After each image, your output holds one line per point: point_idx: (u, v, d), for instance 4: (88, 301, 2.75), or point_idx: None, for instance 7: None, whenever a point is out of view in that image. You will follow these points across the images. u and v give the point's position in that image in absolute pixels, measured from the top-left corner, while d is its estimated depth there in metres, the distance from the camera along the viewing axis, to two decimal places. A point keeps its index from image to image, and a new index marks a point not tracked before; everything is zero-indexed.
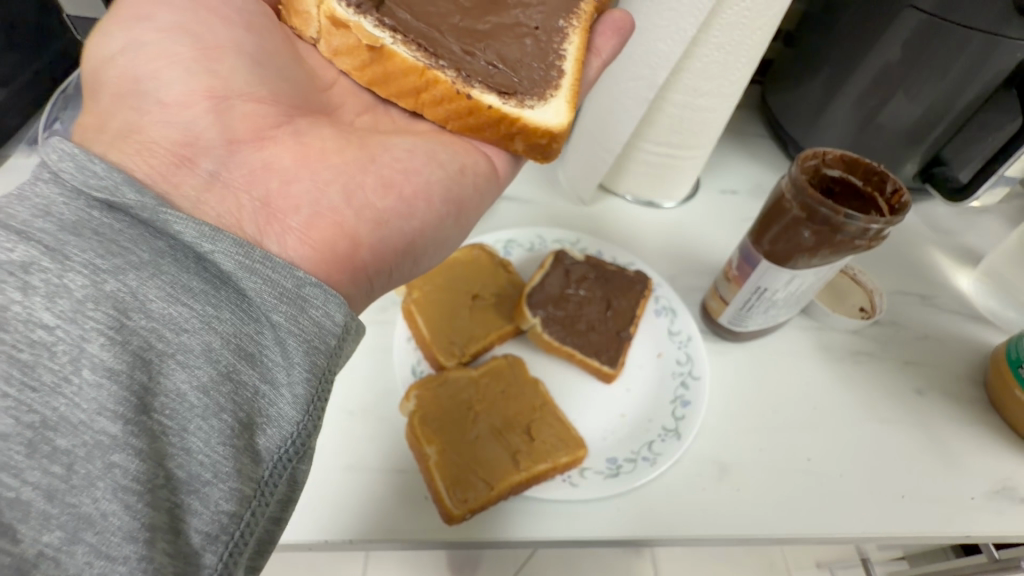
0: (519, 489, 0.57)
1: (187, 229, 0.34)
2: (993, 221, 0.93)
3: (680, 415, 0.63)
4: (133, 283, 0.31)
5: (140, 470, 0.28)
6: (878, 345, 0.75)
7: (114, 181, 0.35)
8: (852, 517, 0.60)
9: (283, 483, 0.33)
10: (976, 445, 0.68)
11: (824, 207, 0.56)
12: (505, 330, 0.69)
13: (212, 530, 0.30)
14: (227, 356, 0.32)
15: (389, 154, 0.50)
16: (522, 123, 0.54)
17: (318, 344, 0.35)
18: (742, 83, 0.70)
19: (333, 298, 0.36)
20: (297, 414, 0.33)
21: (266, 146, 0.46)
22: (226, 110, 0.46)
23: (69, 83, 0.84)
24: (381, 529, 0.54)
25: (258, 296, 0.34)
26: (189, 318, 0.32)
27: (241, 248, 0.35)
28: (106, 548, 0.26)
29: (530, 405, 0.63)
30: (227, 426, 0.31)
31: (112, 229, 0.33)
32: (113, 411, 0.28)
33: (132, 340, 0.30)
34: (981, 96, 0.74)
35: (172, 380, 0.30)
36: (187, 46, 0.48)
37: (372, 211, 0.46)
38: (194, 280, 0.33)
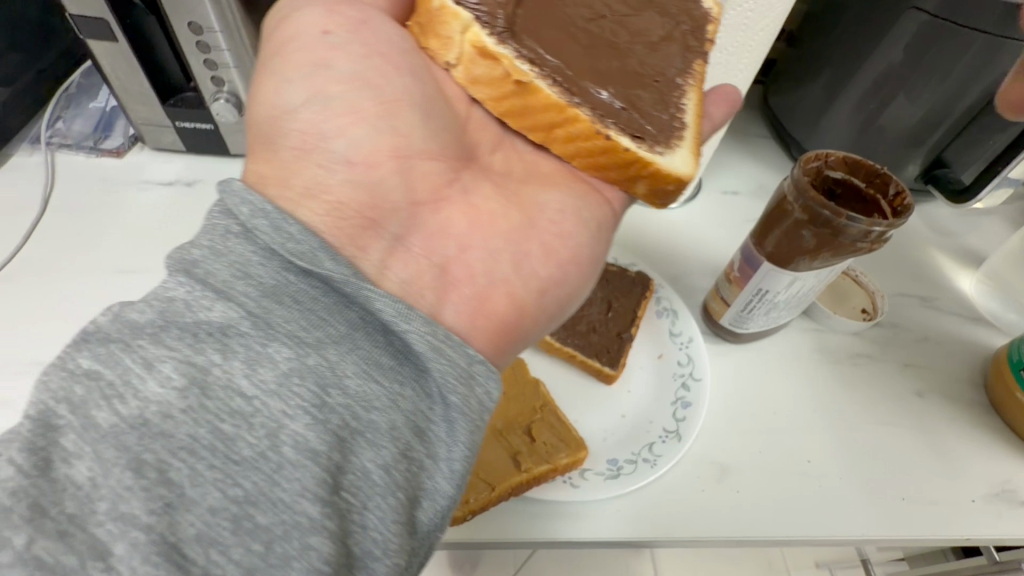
0: (519, 491, 0.57)
1: (386, 307, 0.40)
2: (995, 223, 0.93)
3: (680, 417, 0.63)
4: (332, 359, 0.37)
5: (332, 552, 0.32)
6: (878, 347, 0.75)
7: (310, 245, 0.41)
8: (850, 520, 0.60)
9: (427, 552, 0.37)
10: (975, 448, 0.68)
11: (826, 210, 0.56)
12: None
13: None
14: (406, 434, 0.37)
15: (542, 216, 0.56)
16: (654, 169, 0.53)
17: (478, 424, 0.39)
18: (744, 84, 0.70)
19: (493, 376, 0.41)
20: (452, 489, 0.38)
21: (441, 206, 0.54)
22: (408, 170, 0.52)
23: (71, 83, 0.85)
24: None
25: (440, 374, 0.39)
26: (380, 396, 0.37)
27: (430, 328, 0.40)
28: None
29: (531, 407, 0.63)
30: (399, 502, 0.35)
31: (308, 295, 0.39)
32: (313, 493, 0.33)
33: (331, 419, 0.35)
34: (984, 98, 0.73)
35: (360, 458, 0.35)
36: (370, 100, 0.51)
37: (533, 281, 0.52)
38: (384, 357, 0.39)
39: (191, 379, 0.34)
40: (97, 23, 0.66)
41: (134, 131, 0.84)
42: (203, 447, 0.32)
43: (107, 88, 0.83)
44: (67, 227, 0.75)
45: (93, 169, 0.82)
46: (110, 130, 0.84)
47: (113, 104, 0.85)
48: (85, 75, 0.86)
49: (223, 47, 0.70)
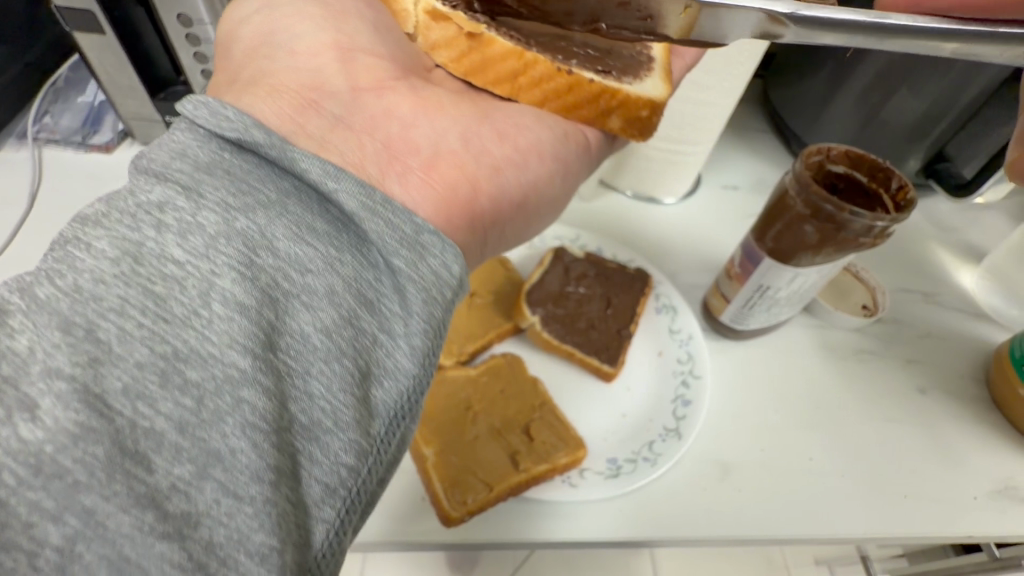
0: (518, 491, 0.56)
1: (313, 167, 0.36)
2: (996, 217, 0.92)
3: (681, 415, 0.62)
4: (261, 223, 0.33)
5: (267, 409, 0.29)
6: (880, 343, 0.75)
7: (245, 125, 0.36)
8: (854, 518, 0.60)
9: (395, 444, 0.34)
10: (977, 443, 0.67)
11: (828, 205, 0.55)
12: (504, 329, 0.68)
13: (331, 482, 0.30)
14: (349, 301, 0.33)
15: (500, 118, 0.52)
16: (622, 96, 0.52)
17: (434, 293, 0.36)
18: (744, 78, 0.69)
19: (448, 247, 0.37)
20: (413, 366, 0.34)
21: (386, 93, 0.48)
22: (351, 61, 0.49)
23: (58, 77, 0.83)
24: (378, 533, 0.53)
25: (379, 238, 0.35)
26: (313, 259, 0.34)
27: (363, 190, 0.36)
28: (235, 486, 0.27)
29: (528, 405, 0.62)
30: (348, 371, 0.32)
31: (241, 168, 0.35)
32: (244, 345, 0.29)
33: (261, 277, 0.32)
34: (986, 91, 0.72)
35: (297, 320, 0.32)
36: (317, 8, 0.52)
37: (486, 159, 0.49)
38: (318, 222, 0.35)
39: (124, 250, 0.29)
40: (84, 14, 0.64)
41: (122, 124, 0.82)
42: (134, 308, 0.28)
43: (95, 83, 0.82)
44: (49, 228, 0.73)
45: (82, 165, 0.80)
46: (98, 125, 0.82)
47: (102, 99, 0.84)
48: (72, 69, 0.84)
49: (213, 38, 0.69)
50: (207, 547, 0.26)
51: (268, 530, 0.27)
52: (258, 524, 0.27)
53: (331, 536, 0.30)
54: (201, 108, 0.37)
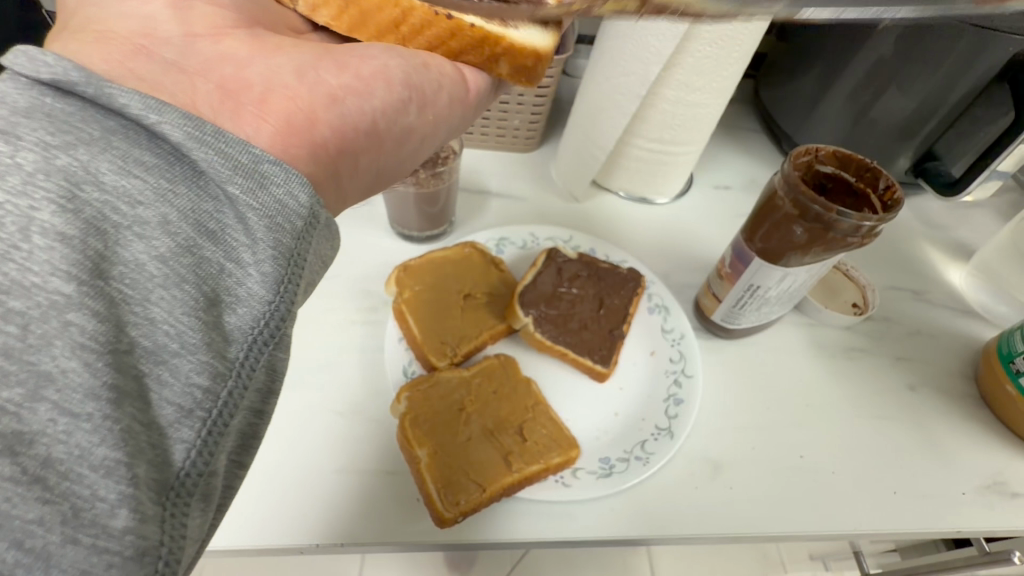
0: (511, 491, 0.56)
1: (132, 102, 0.30)
2: (986, 215, 0.93)
3: (673, 414, 0.63)
4: (85, 158, 0.28)
5: (98, 332, 0.25)
6: (870, 341, 0.75)
7: (65, 68, 0.30)
8: (844, 515, 0.60)
9: (261, 371, 0.30)
10: (966, 440, 0.68)
11: (815, 205, 0.56)
12: (497, 330, 0.68)
13: (185, 404, 0.27)
14: (187, 230, 0.29)
15: (361, 56, 0.44)
16: (507, 44, 0.47)
17: (281, 222, 0.30)
18: (734, 78, 0.69)
19: (294, 174, 0.32)
20: (268, 292, 0.30)
21: (224, 40, 0.42)
22: (186, 9, 0.44)
23: None
24: (374, 534, 0.54)
25: (209, 167, 0.30)
26: (143, 191, 0.28)
27: (190, 119, 0.30)
28: (69, 404, 0.24)
29: (522, 406, 0.62)
30: (192, 298, 0.28)
31: (64, 113, 0.29)
32: (65, 271, 0.25)
33: (85, 210, 0.27)
34: (974, 89, 0.73)
35: (130, 250, 0.27)
36: None
37: (325, 86, 0.41)
38: (147, 155, 0.29)
39: None
40: None
41: None
42: None
43: None
44: None
45: None
46: None
47: None
48: None
49: None
50: (44, 462, 0.23)
51: (112, 444, 0.24)
52: (99, 440, 0.24)
53: (193, 455, 0.27)
54: (22, 57, 0.30)
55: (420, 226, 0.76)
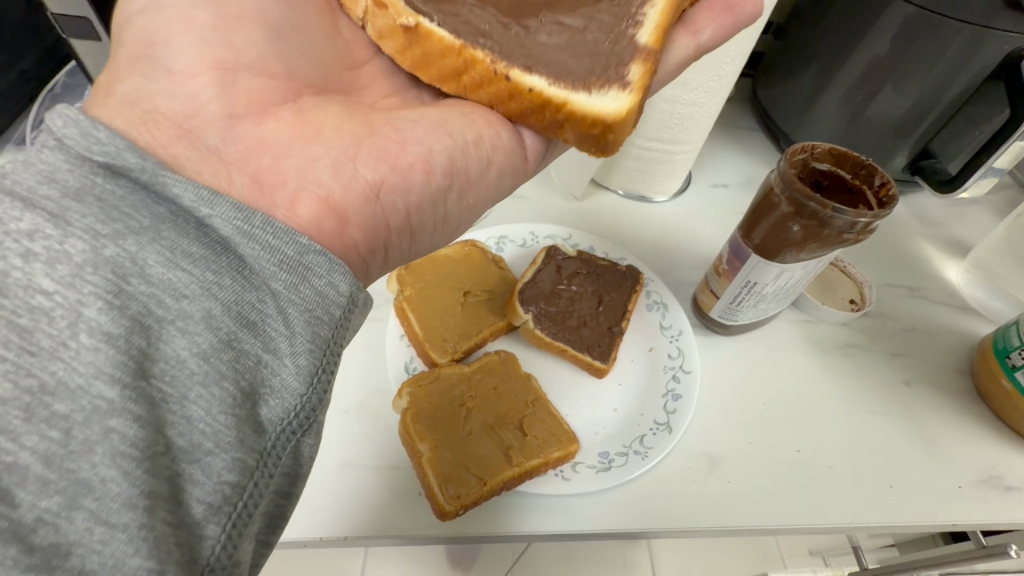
0: (511, 485, 0.57)
1: (186, 193, 0.33)
2: (982, 212, 0.93)
3: (671, 409, 0.64)
4: (133, 248, 0.30)
5: (139, 435, 0.27)
6: (866, 337, 0.76)
7: (118, 149, 0.33)
8: (840, 509, 0.61)
9: (287, 457, 0.32)
10: (962, 435, 0.69)
11: (812, 202, 0.57)
12: (497, 327, 0.69)
13: (214, 500, 0.29)
14: (228, 323, 0.31)
15: (393, 129, 0.46)
16: (569, 109, 0.50)
17: (319, 315, 0.33)
18: (730, 78, 0.71)
19: (337, 267, 0.35)
20: (300, 386, 0.32)
21: (267, 121, 0.43)
22: (231, 82, 0.44)
23: (56, 83, 0.85)
24: (376, 526, 0.55)
25: (255, 262, 0.32)
26: (189, 284, 0.31)
27: (240, 213, 0.33)
28: (105, 514, 0.25)
29: (522, 401, 0.63)
30: (228, 394, 0.30)
31: (114, 195, 0.32)
32: (110, 375, 0.27)
33: (131, 306, 0.29)
34: (968, 89, 0.74)
35: (171, 345, 0.29)
36: (208, 13, 0.46)
37: (363, 180, 0.42)
38: (194, 246, 0.32)
39: None
40: (80, 21, 0.66)
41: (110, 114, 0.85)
42: None
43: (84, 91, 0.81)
44: None
45: None
46: None
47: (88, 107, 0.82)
48: (70, 76, 0.87)
49: None
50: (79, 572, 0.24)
51: (145, 553, 0.25)
52: (133, 549, 0.25)
53: (219, 551, 0.28)
54: (69, 126, 0.33)
55: None
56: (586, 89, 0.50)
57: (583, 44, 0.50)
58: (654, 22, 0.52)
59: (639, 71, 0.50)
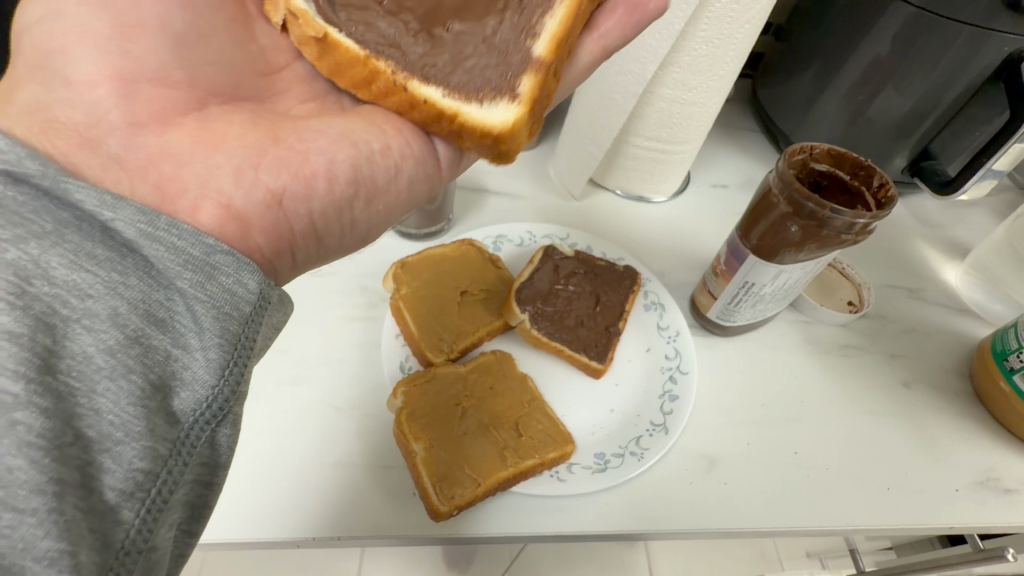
0: (506, 486, 0.57)
1: (87, 197, 0.31)
2: (982, 214, 0.93)
3: (668, 410, 0.63)
4: (36, 251, 0.29)
5: (47, 426, 0.27)
6: (865, 338, 0.76)
7: (18, 154, 0.31)
8: (838, 511, 0.61)
9: (202, 447, 0.32)
10: (959, 437, 0.68)
11: (811, 202, 0.56)
12: (494, 326, 0.69)
13: (127, 486, 0.28)
14: (135, 321, 0.30)
15: (303, 141, 0.44)
16: (461, 120, 0.49)
17: (228, 311, 0.33)
18: (731, 77, 0.70)
19: (245, 265, 0.34)
20: (212, 377, 0.32)
21: (171, 131, 0.42)
22: (132, 92, 0.42)
23: None
24: (369, 526, 0.54)
25: (161, 262, 0.32)
26: (94, 284, 0.30)
27: (144, 215, 0.32)
28: (14, 501, 0.25)
29: (518, 402, 0.62)
30: (137, 386, 0.29)
31: (13, 202, 0.30)
32: (14, 370, 0.26)
33: (34, 306, 0.28)
34: (969, 89, 0.73)
35: (78, 342, 0.29)
36: (105, 19, 0.43)
37: (265, 188, 0.41)
38: (99, 248, 0.31)
39: None
40: None
41: None
42: None
43: None
44: None
45: None
46: None
47: None
48: None
49: None
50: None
51: (57, 535, 0.25)
52: (43, 531, 0.25)
53: (134, 536, 0.28)
54: None
55: (418, 224, 0.77)
56: (477, 100, 0.48)
57: (463, 58, 0.48)
58: (552, 30, 0.48)
59: (530, 83, 0.48)
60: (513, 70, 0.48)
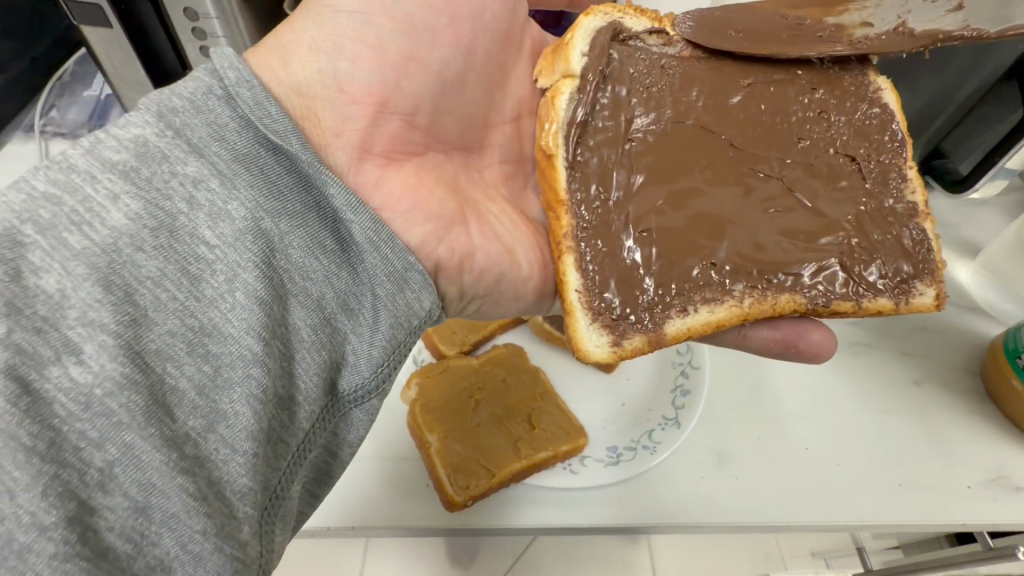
0: (520, 477, 0.57)
1: (337, 195, 0.38)
2: (992, 213, 0.93)
3: (680, 404, 0.63)
4: (283, 228, 0.35)
5: (270, 382, 0.32)
6: (875, 336, 0.76)
7: (286, 129, 0.37)
8: (849, 507, 0.61)
9: (338, 419, 0.38)
10: (970, 434, 0.68)
11: None
12: (506, 320, 0.69)
13: (298, 438, 0.35)
14: (332, 305, 0.37)
15: (476, 228, 0.50)
16: (568, 317, 0.49)
17: (403, 322, 0.39)
18: None
19: (427, 287, 0.41)
20: (370, 371, 0.38)
21: (389, 170, 0.46)
22: (378, 124, 0.46)
23: (66, 71, 0.87)
24: (380, 516, 0.54)
25: (370, 268, 0.38)
26: (315, 270, 0.36)
27: (373, 225, 0.39)
28: (233, 441, 0.31)
29: (531, 394, 0.62)
30: (325, 360, 0.36)
31: (273, 172, 0.36)
32: (257, 331, 0.32)
33: (275, 277, 0.34)
34: (983, 87, 0.73)
35: (294, 314, 0.35)
36: (399, 48, 0.48)
37: (434, 260, 0.45)
38: (328, 240, 0.37)
39: (160, 220, 0.31)
40: (93, 9, 0.66)
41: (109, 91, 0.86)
42: (170, 279, 0.31)
43: (101, 77, 0.85)
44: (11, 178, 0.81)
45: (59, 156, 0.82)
46: (103, 119, 0.85)
47: (108, 92, 0.87)
48: (79, 63, 0.89)
49: (219, 31, 0.70)
50: (208, 482, 0.30)
51: (250, 475, 0.31)
52: (244, 470, 0.31)
53: (282, 484, 0.35)
54: (250, 99, 0.36)
55: None
56: (593, 318, 0.48)
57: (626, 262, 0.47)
58: (695, 320, 0.48)
59: (638, 344, 0.48)
60: (677, 282, 0.47)
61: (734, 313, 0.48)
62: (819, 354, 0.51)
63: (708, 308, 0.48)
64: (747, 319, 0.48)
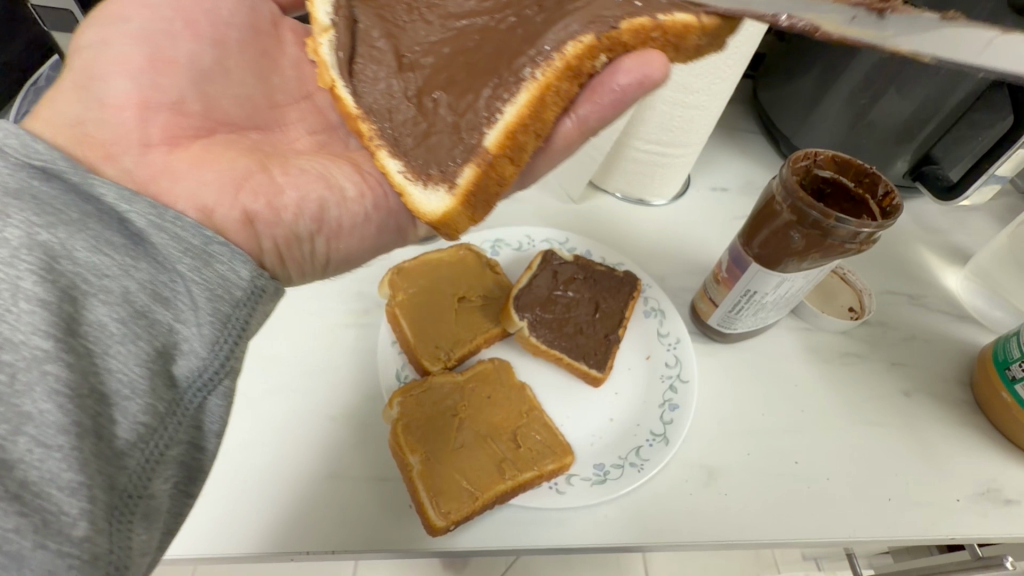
0: (504, 499, 0.56)
1: (108, 192, 0.35)
2: (982, 220, 0.92)
3: (668, 420, 0.62)
4: (64, 235, 0.31)
5: (72, 376, 0.29)
6: (866, 346, 0.75)
7: (54, 158, 0.35)
8: (838, 523, 0.60)
9: (192, 414, 0.34)
10: (959, 446, 0.68)
11: (814, 211, 0.55)
12: (492, 334, 0.68)
13: (132, 438, 0.31)
14: (142, 297, 0.33)
15: (284, 174, 0.47)
16: (405, 194, 0.49)
17: (221, 294, 0.36)
18: (733, 80, 0.69)
19: (238, 256, 0.38)
20: (207, 349, 0.35)
21: (178, 150, 0.45)
22: (157, 119, 0.46)
23: (40, 75, 0.85)
24: (367, 541, 0.53)
25: (164, 248, 0.35)
26: (111, 265, 0.32)
27: (155, 209, 0.36)
28: (43, 438, 0.28)
29: (516, 412, 0.61)
30: (145, 350, 0.32)
31: (48, 194, 0.32)
32: (45, 328, 0.29)
33: (61, 279, 0.30)
34: (972, 94, 0.71)
35: (93, 312, 0.31)
36: (145, 56, 0.48)
37: (240, 209, 0.43)
38: (116, 236, 0.33)
39: None
40: (63, 13, 0.64)
41: None
42: None
43: None
44: None
45: None
46: None
47: None
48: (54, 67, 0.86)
49: None
50: (21, 483, 0.27)
51: (76, 468, 0.28)
52: (67, 465, 0.28)
53: (135, 481, 0.31)
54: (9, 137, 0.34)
55: None
56: (421, 182, 0.48)
57: (434, 135, 0.46)
58: (506, 124, 0.44)
59: (469, 177, 0.46)
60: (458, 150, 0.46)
61: (534, 95, 0.43)
62: (649, 61, 0.43)
63: (505, 107, 0.44)
64: (547, 96, 0.43)
